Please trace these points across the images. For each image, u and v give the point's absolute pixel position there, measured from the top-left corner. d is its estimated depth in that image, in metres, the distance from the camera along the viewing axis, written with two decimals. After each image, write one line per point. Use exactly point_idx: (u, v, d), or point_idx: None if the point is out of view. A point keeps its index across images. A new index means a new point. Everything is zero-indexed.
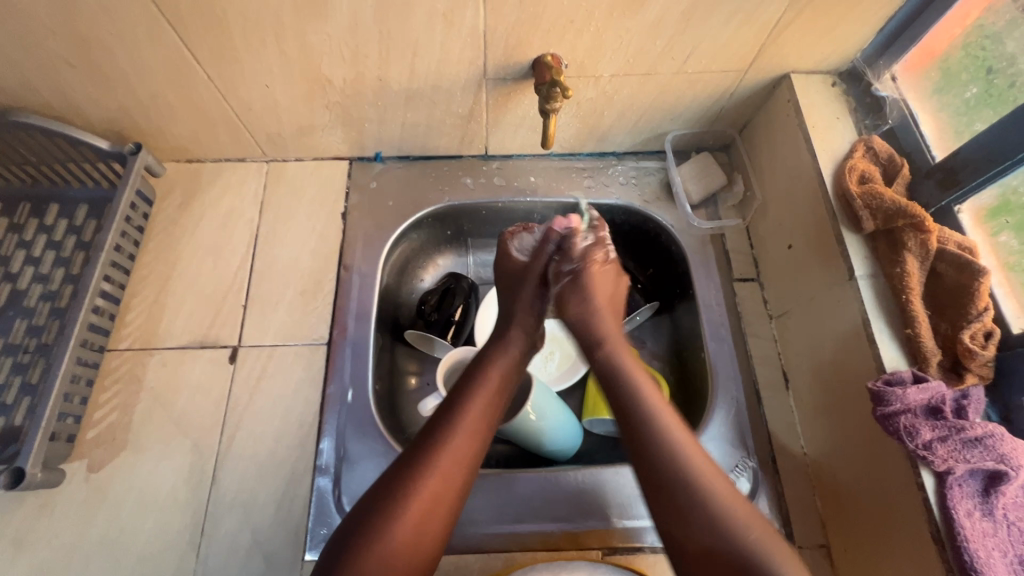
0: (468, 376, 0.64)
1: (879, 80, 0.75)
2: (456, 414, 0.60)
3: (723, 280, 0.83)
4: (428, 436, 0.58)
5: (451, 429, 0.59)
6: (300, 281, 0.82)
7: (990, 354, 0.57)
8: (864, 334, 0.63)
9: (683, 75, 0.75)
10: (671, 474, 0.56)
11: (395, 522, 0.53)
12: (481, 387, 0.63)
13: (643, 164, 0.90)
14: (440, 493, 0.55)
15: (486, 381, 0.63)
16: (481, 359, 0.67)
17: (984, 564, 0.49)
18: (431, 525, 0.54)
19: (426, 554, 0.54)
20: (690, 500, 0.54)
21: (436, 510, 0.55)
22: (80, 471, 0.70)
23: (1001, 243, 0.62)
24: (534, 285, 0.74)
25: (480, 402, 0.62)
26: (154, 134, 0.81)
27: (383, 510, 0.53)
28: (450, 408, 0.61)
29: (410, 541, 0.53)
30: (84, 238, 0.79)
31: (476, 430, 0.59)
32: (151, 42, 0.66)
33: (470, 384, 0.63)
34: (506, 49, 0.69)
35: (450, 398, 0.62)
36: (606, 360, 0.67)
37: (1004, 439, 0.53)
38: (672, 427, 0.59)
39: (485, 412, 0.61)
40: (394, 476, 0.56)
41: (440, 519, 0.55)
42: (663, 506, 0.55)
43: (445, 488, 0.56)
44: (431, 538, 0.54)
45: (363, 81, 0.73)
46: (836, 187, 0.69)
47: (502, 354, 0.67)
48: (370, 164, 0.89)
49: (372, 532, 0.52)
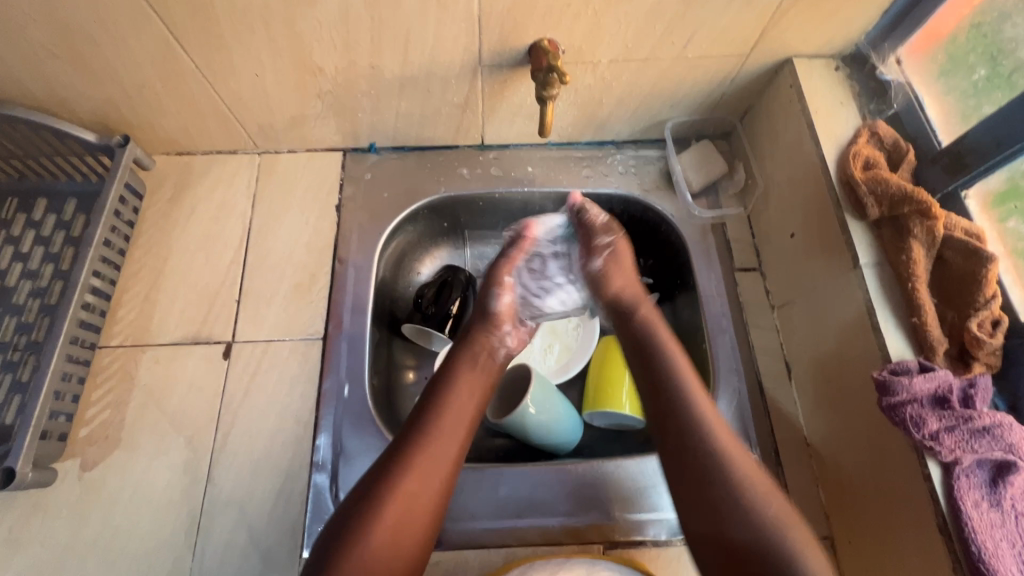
0: (450, 376, 0.64)
1: (884, 63, 0.73)
2: (433, 416, 0.60)
3: (724, 270, 0.81)
4: (413, 434, 0.58)
5: (437, 428, 0.59)
6: (295, 274, 0.80)
7: (998, 342, 0.56)
8: (869, 323, 0.61)
9: (683, 61, 0.73)
10: (696, 437, 0.57)
11: (374, 522, 0.52)
12: (453, 387, 0.63)
13: (642, 153, 0.88)
14: (417, 494, 0.55)
15: (457, 382, 0.63)
16: (450, 361, 0.66)
17: (992, 556, 0.48)
18: (409, 525, 0.53)
19: (406, 554, 0.53)
20: (712, 473, 0.55)
21: (415, 510, 0.54)
22: (73, 469, 0.69)
23: (1009, 229, 0.60)
24: (496, 287, 0.72)
25: (451, 402, 0.61)
26: (143, 125, 0.79)
27: (361, 512, 0.53)
28: (423, 409, 0.60)
29: (391, 542, 0.52)
30: (73, 233, 0.77)
31: (450, 429, 0.59)
32: (136, 30, 0.64)
33: (453, 383, 0.63)
34: (501, 36, 0.67)
35: (434, 398, 0.62)
36: (641, 327, 0.67)
37: (1013, 428, 0.52)
38: (698, 398, 0.60)
39: (459, 411, 0.61)
40: (371, 478, 0.55)
41: (424, 518, 0.55)
42: (685, 472, 0.57)
43: (421, 488, 0.55)
44: (414, 537, 0.54)
45: (355, 70, 0.71)
46: (839, 173, 0.68)
47: (472, 355, 0.67)
48: (364, 155, 0.88)
49: (352, 534, 0.51)
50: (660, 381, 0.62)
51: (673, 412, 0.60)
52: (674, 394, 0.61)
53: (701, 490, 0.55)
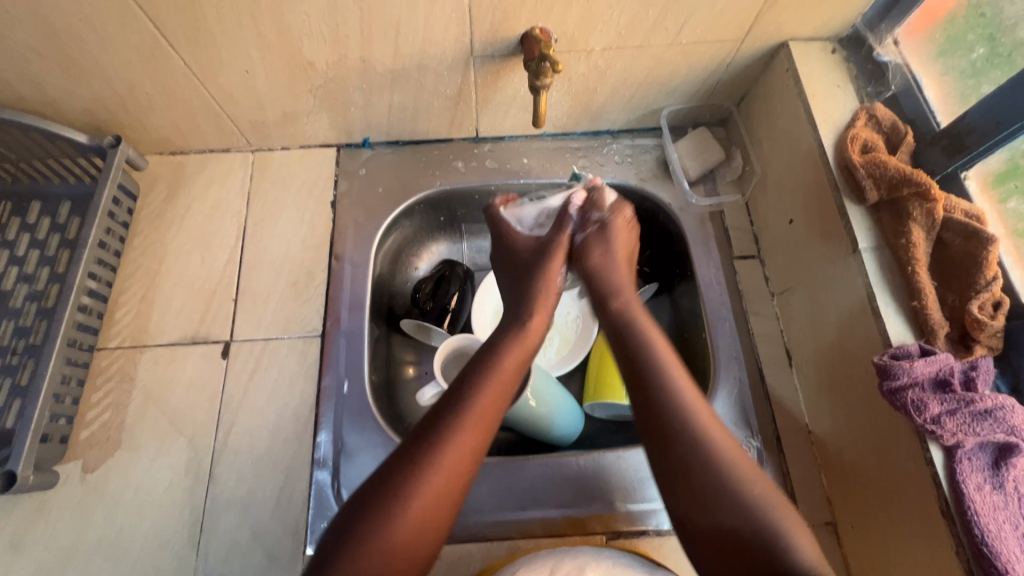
0: (488, 362, 0.62)
1: (881, 44, 0.72)
2: (466, 405, 0.58)
3: (723, 259, 0.81)
4: (445, 426, 0.56)
5: (469, 418, 0.57)
6: (292, 272, 0.80)
7: (999, 324, 0.56)
8: (869, 308, 0.61)
9: (677, 46, 0.72)
10: (691, 450, 0.54)
11: (396, 516, 0.51)
12: (493, 380, 0.60)
13: (638, 141, 0.88)
14: (439, 491, 0.54)
15: (497, 373, 0.61)
16: (492, 350, 0.64)
17: (995, 539, 0.48)
18: (437, 516, 0.53)
19: (428, 545, 0.53)
20: (694, 459, 0.54)
21: (437, 507, 0.53)
22: (75, 471, 0.69)
23: (1010, 209, 0.60)
24: (546, 270, 0.71)
25: (493, 393, 0.60)
26: (134, 125, 0.78)
27: (384, 507, 0.52)
28: (458, 402, 0.58)
29: (408, 540, 0.52)
30: (68, 235, 0.77)
31: (481, 429, 0.57)
32: (121, 27, 0.63)
33: (489, 370, 0.61)
34: (492, 25, 0.66)
35: (469, 385, 0.60)
36: (628, 326, 0.64)
37: (1015, 411, 0.52)
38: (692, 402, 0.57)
39: (495, 408, 0.59)
40: (394, 471, 0.54)
41: (452, 507, 0.55)
42: (672, 474, 0.54)
43: (449, 484, 0.54)
44: (440, 526, 0.54)
45: (346, 64, 0.71)
46: (837, 156, 0.67)
47: (517, 347, 0.64)
48: (358, 150, 0.87)
49: (371, 528, 0.51)
50: (639, 367, 0.60)
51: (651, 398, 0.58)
52: (664, 399, 0.57)
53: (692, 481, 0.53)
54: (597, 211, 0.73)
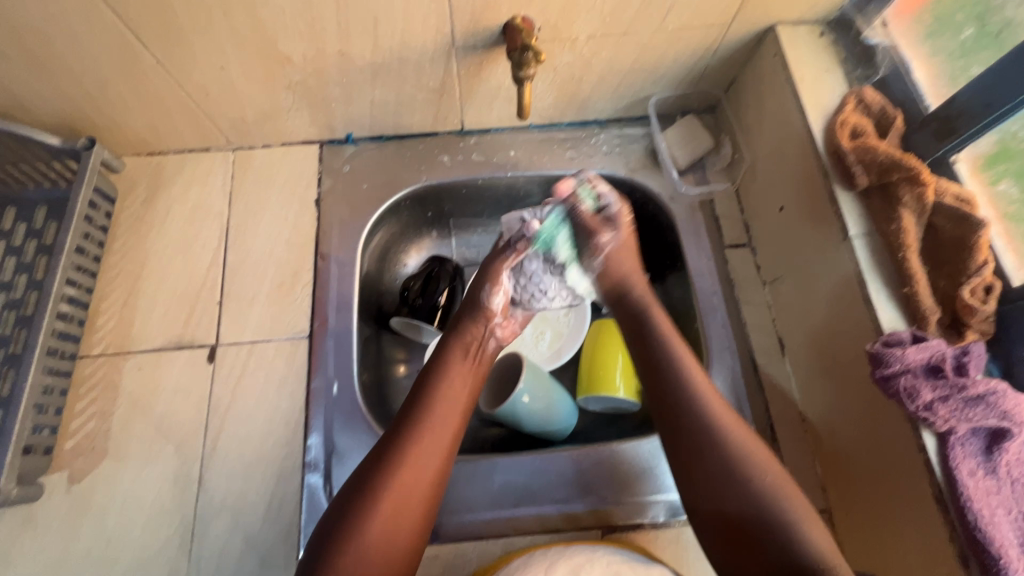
0: (439, 363, 0.62)
1: (869, 26, 0.70)
2: (423, 407, 0.58)
3: (714, 248, 0.80)
4: (407, 429, 0.56)
5: (429, 419, 0.57)
6: (277, 273, 0.79)
7: (991, 308, 0.55)
8: (860, 295, 0.60)
9: (663, 33, 0.70)
10: (715, 448, 0.55)
11: (366, 525, 0.50)
12: (446, 381, 0.60)
13: (626, 131, 0.86)
14: (410, 493, 0.53)
15: (449, 374, 0.61)
16: (441, 352, 0.63)
17: (989, 524, 0.48)
18: (405, 519, 0.52)
19: (402, 551, 0.51)
20: (705, 441, 0.55)
21: (405, 511, 0.52)
22: (61, 482, 0.68)
23: (1001, 192, 0.60)
24: (486, 280, 0.69)
25: (446, 393, 0.59)
26: (109, 126, 0.76)
27: (352, 517, 0.50)
28: (415, 404, 0.58)
29: (383, 546, 0.50)
30: (45, 241, 0.74)
31: (444, 426, 0.57)
32: (87, 24, 0.61)
33: (443, 369, 0.61)
34: (472, 14, 0.64)
35: (426, 386, 0.60)
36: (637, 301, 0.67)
37: (1007, 395, 0.51)
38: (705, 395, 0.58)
39: (450, 412, 0.58)
40: (362, 478, 0.53)
41: (423, 510, 0.53)
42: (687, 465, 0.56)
43: (415, 487, 0.53)
44: (413, 530, 0.52)
45: (324, 58, 0.69)
46: (827, 143, 0.66)
47: (463, 346, 0.64)
48: (341, 146, 0.85)
49: (341, 540, 0.49)
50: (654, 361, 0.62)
51: (662, 370, 0.60)
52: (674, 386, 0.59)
53: (676, 437, 0.57)
54: (597, 233, 0.68)
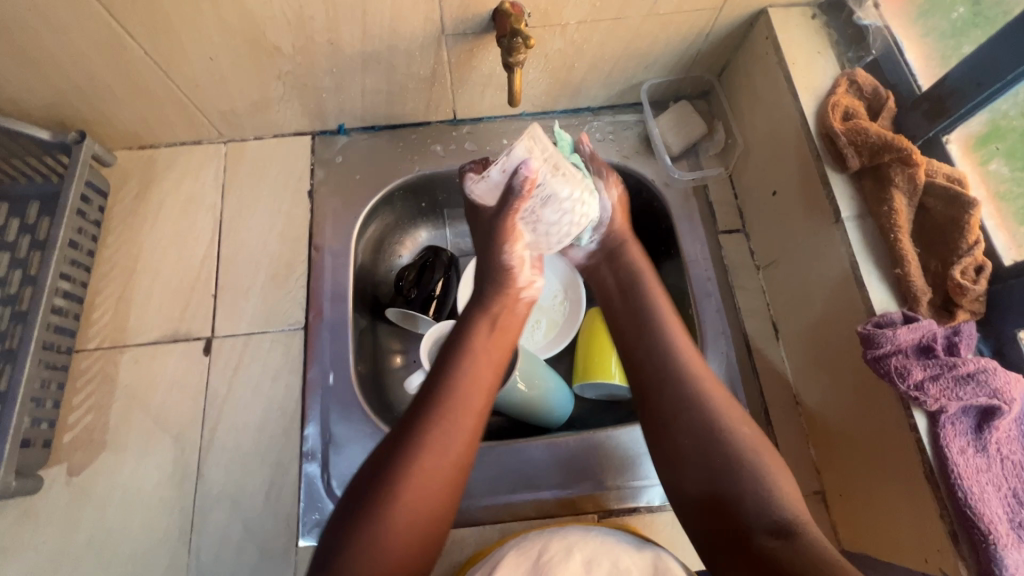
0: (460, 339, 0.62)
1: (861, 8, 0.69)
2: (446, 383, 0.57)
3: (707, 234, 0.80)
4: (430, 406, 0.56)
5: (453, 396, 0.57)
6: (271, 264, 0.79)
7: (981, 288, 0.55)
8: (852, 277, 0.61)
9: (654, 17, 0.70)
10: (725, 473, 0.53)
11: (390, 503, 0.51)
12: (469, 358, 0.60)
13: (619, 117, 0.86)
14: (434, 471, 0.53)
15: (471, 350, 0.61)
16: (465, 327, 0.63)
17: (978, 500, 0.49)
18: (428, 499, 0.52)
19: (427, 528, 0.52)
20: (723, 466, 0.54)
21: (428, 490, 0.52)
22: (60, 475, 0.68)
23: (991, 171, 0.60)
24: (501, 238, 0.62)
25: (470, 369, 0.59)
26: (99, 119, 0.76)
27: (376, 497, 0.51)
28: (440, 381, 0.58)
29: (407, 525, 0.51)
30: (38, 236, 0.73)
31: (469, 405, 0.57)
32: (75, 17, 0.60)
33: (464, 345, 0.61)
34: (462, 0, 0.64)
35: (447, 363, 0.60)
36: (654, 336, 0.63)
37: (997, 373, 0.51)
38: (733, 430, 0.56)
39: (476, 389, 0.58)
40: (384, 457, 0.54)
41: (449, 487, 0.54)
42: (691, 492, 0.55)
43: (438, 465, 0.53)
44: (438, 509, 0.53)
45: (314, 47, 0.68)
46: (819, 127, 0.66)
47: (486, 320, 0.64)
48: (334, 137, 0.85)
49: (366, 518, 0.50)
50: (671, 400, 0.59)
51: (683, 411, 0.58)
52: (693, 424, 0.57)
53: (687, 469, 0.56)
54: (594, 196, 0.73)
